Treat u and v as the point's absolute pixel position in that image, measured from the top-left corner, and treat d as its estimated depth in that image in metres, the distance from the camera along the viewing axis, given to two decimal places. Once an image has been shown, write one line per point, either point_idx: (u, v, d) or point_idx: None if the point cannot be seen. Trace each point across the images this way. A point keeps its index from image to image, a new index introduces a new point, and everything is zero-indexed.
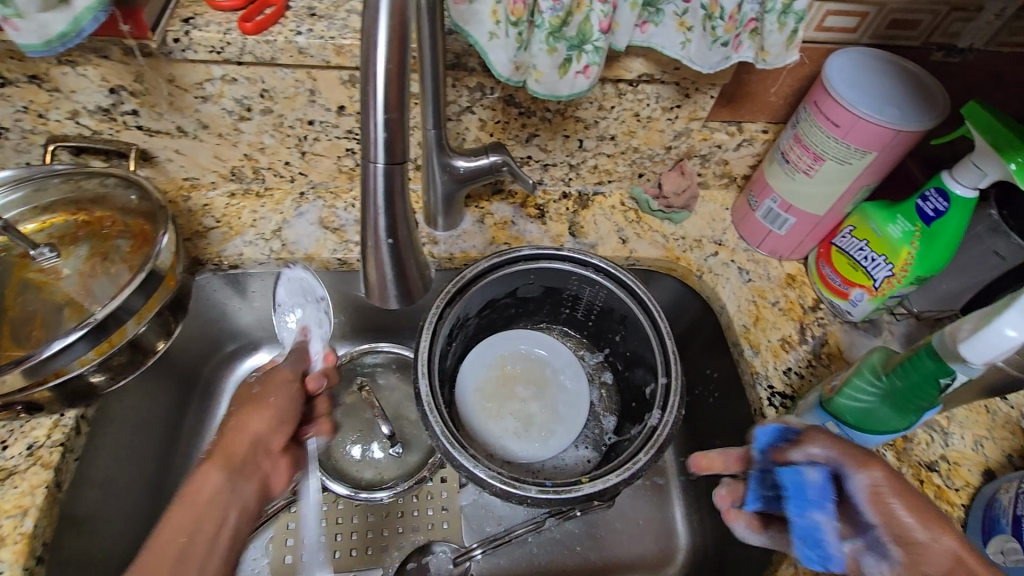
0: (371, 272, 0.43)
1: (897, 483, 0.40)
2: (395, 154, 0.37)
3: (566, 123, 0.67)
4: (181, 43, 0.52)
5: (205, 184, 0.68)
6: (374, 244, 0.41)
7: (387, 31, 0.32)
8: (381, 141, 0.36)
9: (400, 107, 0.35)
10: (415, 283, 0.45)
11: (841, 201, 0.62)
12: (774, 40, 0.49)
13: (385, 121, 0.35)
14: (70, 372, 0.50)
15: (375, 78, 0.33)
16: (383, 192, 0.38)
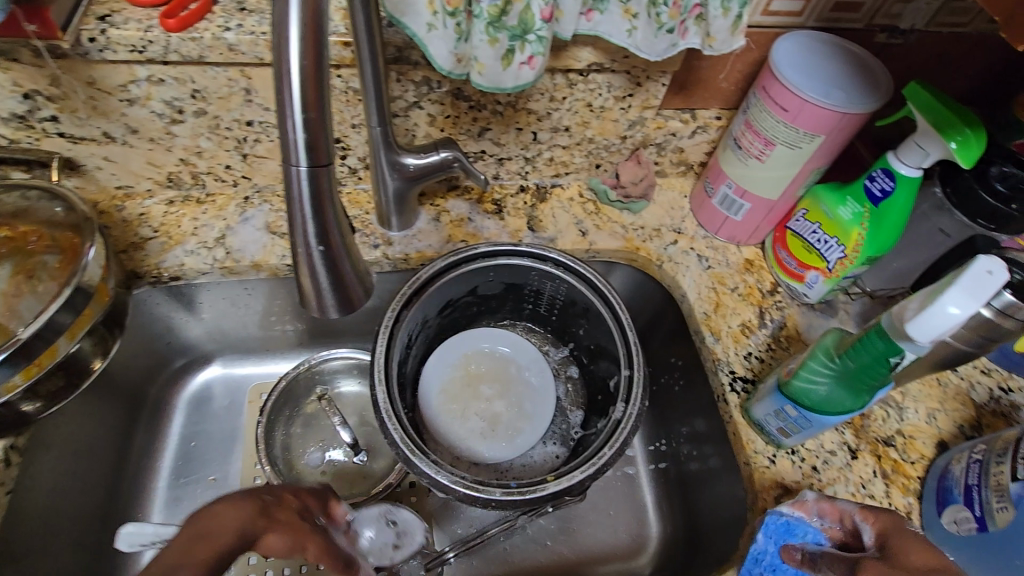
0: (305, 284, 0.40)
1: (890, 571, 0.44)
2: (318, 156, 0.35)
3: (518, 115, 0.65)
4: (97, 43, 0.48)
5: (140, 192, 0.64)
6: (304, 254, 0.38)
7: (300, 25, 0.30)
8: (301, 141, 0.34)
9: (320, 106, 0.33)
10: (354, 293, 0.42)
11: (793, 184, 0.62)
12: (720, 25, 0.49)
13: (303, 121, 0.33)
14: None
15: (289, 75, 0.31)
16: (309, 197, 0.35)
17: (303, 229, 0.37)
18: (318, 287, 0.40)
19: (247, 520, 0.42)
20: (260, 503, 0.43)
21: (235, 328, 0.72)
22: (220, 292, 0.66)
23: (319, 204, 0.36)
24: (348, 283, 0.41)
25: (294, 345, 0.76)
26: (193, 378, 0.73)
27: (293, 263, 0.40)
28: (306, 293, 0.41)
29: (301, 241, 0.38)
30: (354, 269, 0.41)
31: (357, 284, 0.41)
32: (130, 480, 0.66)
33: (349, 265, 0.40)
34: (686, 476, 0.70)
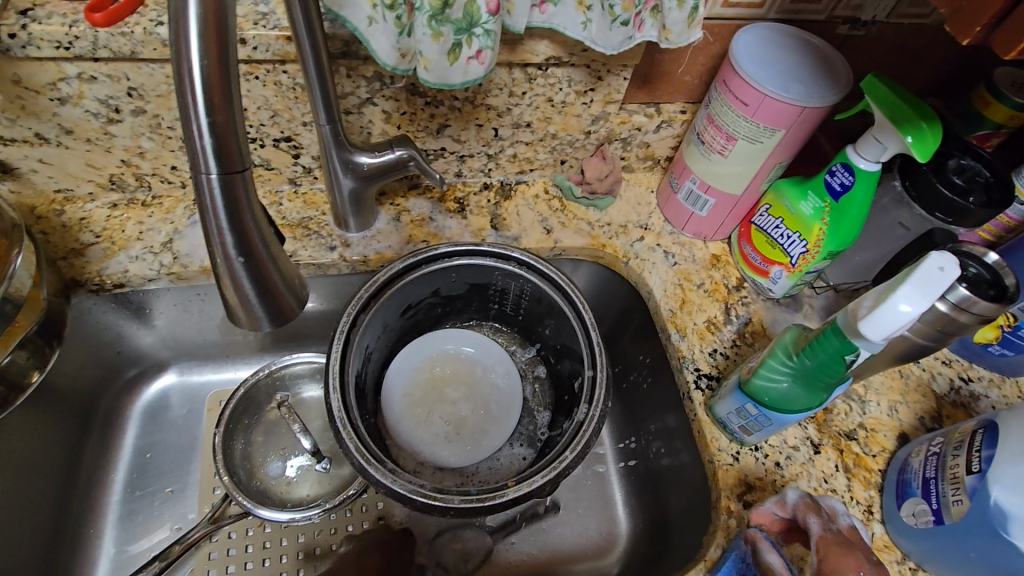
0: (230, 298, 0.38)
1: None
2: (231, 162, 0.33)
3: (477, 111, 0.63)
4: (19, 38, 0.45)
5: (81, 195, 0.61)
6: (225, 267, 0.36)
7: (200, 22, 0.29)
8: (209, 144, 0.32)
9: (228, 108, 0.31)
10: (284, 305, 0.39)
11: (756, 179, 0.62)
12: (675, 17, 0.48)
13: (212, 125, 0.31)
14: None
15: (190, 75, 0.30)
16: (224, 207, 0.33)
17: (220, 239, 0.35)
18: (245, 300, 0.38)
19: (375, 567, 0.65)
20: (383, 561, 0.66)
21: (191, 334, 0.69)
22: (172, 298, 0.63)
23: (235, 213, 0.34)
24: (277, 295, 0.39)
25: (256, 350, 0.74)
26: (149, 387, 0.70)
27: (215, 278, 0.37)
28: (233, 306, 0.38)
29: (219, 253, 0.35)
30: (283, 278, 0.39)
31: (287, 295, 0.39)
32: (81, 494, 0.63)
33: (278, 275, 0.38)
34: (655, 474, 0.70)
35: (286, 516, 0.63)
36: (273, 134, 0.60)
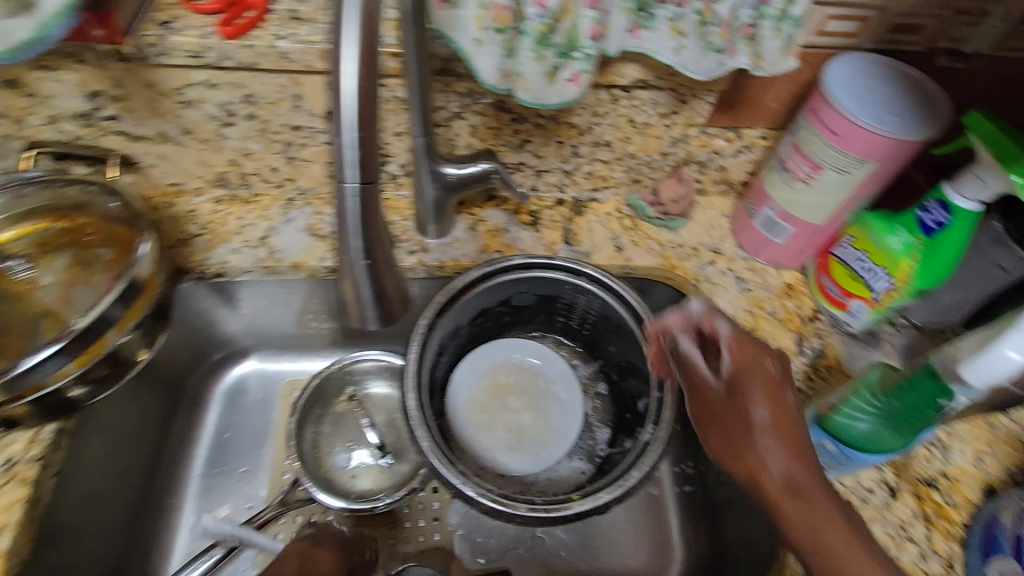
0: (347, 294, 0.41)
1: (767, 378, 0.51)
2: (369, 172, 0.36)
3: (560, 129, 0.65)
4: (158, 48, 0.50)
5: (191, 189, 0.66)
6: (349, 268, 0.39)
7: (357, 47, 0.32)
8: (353, 154, 0.34)
9: (372, 123, 0.34)
10: (392, 306, 0.41)
11: (840, 211, 0.60)
12: (771, 46, 0.48)
13: (358, 137, 0.34)
14: (46, 388, 0.48)
15: (344, 90, 0.33)
16: (356, 213, 0.36)
17: (347, 241, 0.37)
18: (360, 299, 0.40)
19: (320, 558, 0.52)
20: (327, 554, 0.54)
21: (271, 325, 0.73)
22: (261, 290, 0.68)
23: (367, 219, 0.37)
24: (389, 296, 0.41)
25: (329, 345, 0.77)
26: (230, 372, 0.75)
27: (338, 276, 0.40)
28: (346, 303, 0.41)
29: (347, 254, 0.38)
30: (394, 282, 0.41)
31: (397, 297, 0.42)
32: (166, 468, 0.68)
33: (390, 278, 0.41)
34: (714, 502, 0.69)
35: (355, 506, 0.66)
36: None
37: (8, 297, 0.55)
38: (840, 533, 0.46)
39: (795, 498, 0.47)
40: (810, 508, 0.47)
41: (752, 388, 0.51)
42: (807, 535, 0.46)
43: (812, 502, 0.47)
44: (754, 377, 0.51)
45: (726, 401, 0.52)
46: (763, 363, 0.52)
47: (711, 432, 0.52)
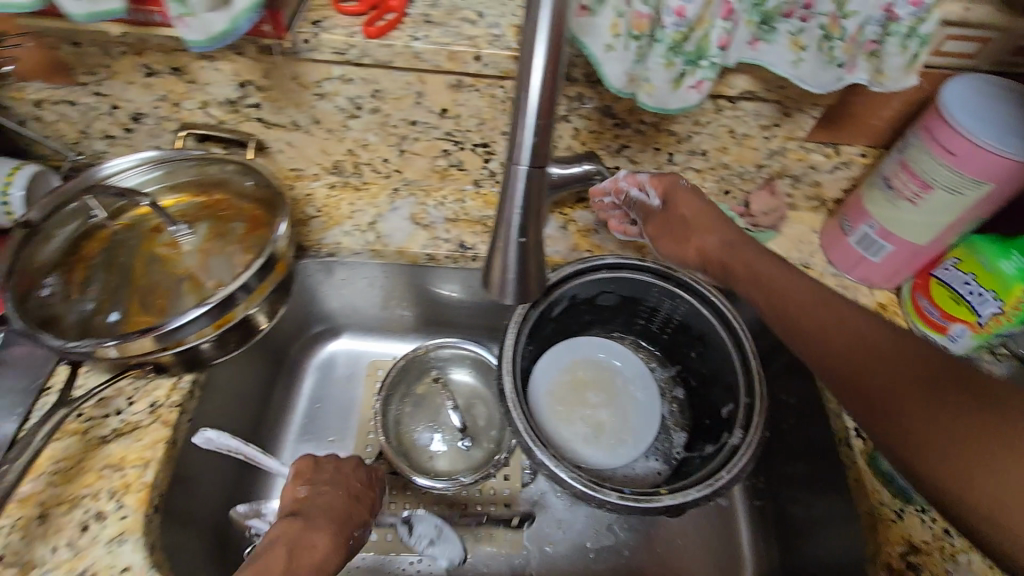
0: (492, 269, 0.39)
1: (694, 196, 0.62)
2: (540, 156, 0.34)
3: (659, 136, 0.67)
4: (309, 43, 0.55)
5: (309, 175, 0.72)
6: (503, 244, 0.37)
7: (548, 29, 0.30)
8: (531, 138, 0.33)
9: (551, 110, 0.33)
10: (532, 288, 0.40)
11: (946, 232, 0.59)
12: (894, 63, 0.48)
13: (535, 126, 0.33)
14: (187, 343, 0.53)
15: (531, 80, 0.32)
16: (524, 196, 0.35)
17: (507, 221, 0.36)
18: (506, 278, 0.39)
19: (305, 531, 0.52)
20: (306, 520, 0.53)
21: (366, 306, 0.78)
22: (362, 272, 0.73)
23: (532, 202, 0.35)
24: (531, 279, 0.40)
25: (414, 329, 0.82)
26: (324, 347, 0.80)
27: (487, 250, 0.39)
28: (491, 276, 0.40)
29: (504, 231, 0.37)
30: (539, 266, 0.40)
31: (537, 281, 0.40)
32: (268, 430, 0.73)
33: (536, 263, 0.39)
34: (788, 519, 0.69)
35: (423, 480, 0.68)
36: (474, 139, 0.67)
37: (156, 261, 0.59)
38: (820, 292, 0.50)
39: (751, 282, 0.56)
40: (825, 313, 0.48)
41: (686, 212, 0.62)
42: (778, 305, 0.52)
43: (774, 281, 0.54)
44: (686, 196, 0.62)
45: (677, 220, 0.63)
46: (680, 181, 0.63)
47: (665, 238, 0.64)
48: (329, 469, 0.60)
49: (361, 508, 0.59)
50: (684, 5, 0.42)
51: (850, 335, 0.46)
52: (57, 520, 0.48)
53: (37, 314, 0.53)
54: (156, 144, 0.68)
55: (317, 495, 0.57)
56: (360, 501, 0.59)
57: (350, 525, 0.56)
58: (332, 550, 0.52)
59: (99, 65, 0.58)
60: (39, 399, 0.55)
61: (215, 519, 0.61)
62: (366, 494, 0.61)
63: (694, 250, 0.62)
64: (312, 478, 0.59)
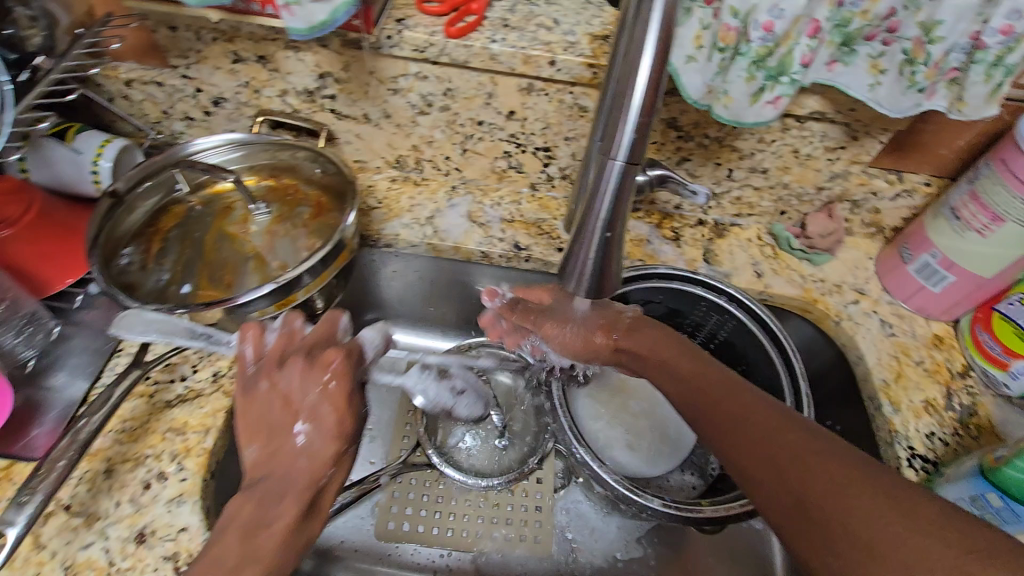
0: (572, 260, 0.40)
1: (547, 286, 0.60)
2: (634, 154, 0.35)
3: (721, 151, 0.67)
4: (392, 40, 0.57)
5: (371, 167, 0.74)
6: (587, 236, 0.38)
7: (658, 30, 0.31)
8: (629, 137, 0.34)
9: (652, 110, 0.33)
10: (608, 283, 0.40)
11: (1013, 266, 0.57)
12: (977, 90, 0.47)
13: (635, 125, 0.33)
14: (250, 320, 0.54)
15: (636, 81, 0.32)
16: (613, 192, 0.35)
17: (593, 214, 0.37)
18: (585, 269, 0.39)
19: (257, 515, 0.39)
20: (256, 501, 0.40)
21: (413, 299, 0.80)
22: (413, 265, 0.75)
23: (620, 199, 0.36)
24: (609, 275, 0.40)
25: (457, 327, 0.82)
26: None
27: (569, 240, 0.39)
28: (569, 267, 0.40)
29: (589, 224, 0.37)
30: (619, 263, 0.40)
31: (614, 277, 0.41)
32: None
33: (616, 259, 0.39)
34: None
35: (382, 374, 0.64)
36: (536, 143, 0.68)
37: (225, 239, 0.60)
38: (679, 349, 0.53)
39: (652, 361, 0.53)
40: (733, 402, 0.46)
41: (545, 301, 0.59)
42: (675, 384, 0.50)
43: (687, 367, 0.51)
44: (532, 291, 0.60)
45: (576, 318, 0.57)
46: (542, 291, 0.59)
47: (573, 343, 0.57)
48: (273, 404, 0.43)
49: (323, 442, 0.42)
50: (772, 20, 0.44)
51: (750, 417, 0.44)
52: (122, 476, 0.50)
53: (118, 280, 0.55)
54: (231, 128, 0.71)
55: (270, 450, 0.42)
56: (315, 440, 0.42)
57: (314, 473, 0.41)
58: (297, 525, 0.40)
59: (192, 49, 0.62)
60: (110, 360, 0.57)
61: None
62: (324, 416, 0.43)
63: (608, 346, 0.56)
64: (261, 424, 0.43)
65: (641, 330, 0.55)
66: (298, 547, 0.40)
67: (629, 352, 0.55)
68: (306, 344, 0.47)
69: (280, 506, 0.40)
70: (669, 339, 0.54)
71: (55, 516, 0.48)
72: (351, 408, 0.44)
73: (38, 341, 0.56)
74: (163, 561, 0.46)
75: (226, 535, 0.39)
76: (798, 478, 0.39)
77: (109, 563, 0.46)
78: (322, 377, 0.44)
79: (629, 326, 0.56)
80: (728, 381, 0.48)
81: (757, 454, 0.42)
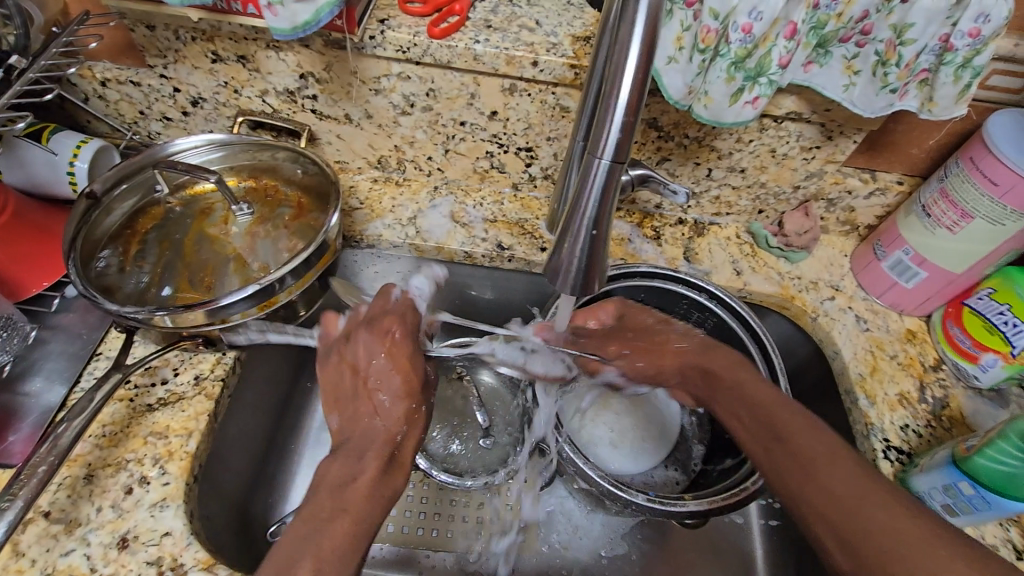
0: (558, 257, 0.40)
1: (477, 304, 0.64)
2: (619, 153, 0.35)
3: (700, 151, 0.68)
4: (375, 40, 0.57)
5: (353, 168, 0.74)
6: (573, 234, 0.38)
7: (643, 31, 0.31)
8: (615, 136, 0.34)
9: (637, 109, 0.33)
10: (593, 281, 0.40)
11: (983, 261, 0.59)
12: (945, 92, 0.48)
13: (622, 124, 0.33)
14: (233, 321, 0.53)
15: (621, 81, 0.32)
16: (599, 189, 0.35)
17: (580, 212, 0.37)
18: (570, 268, 0.39)
19: (345, 476, 0.46)
20: (342, 455, 0.48)
21: None
22: (397, 266, 0.75)
23: (605, 197, 0.36)
24: (594, 273, 0.40)
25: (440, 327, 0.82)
26: None
27: (555, 237, 0.39)
28: (555, 265, 0.40)
29: (575, 221, 0.37)
30: (605, 262, 0.40)
31: (600, 275, 0.41)
32: (295, 416, 0.74)
33: (601, 258, 0.39)
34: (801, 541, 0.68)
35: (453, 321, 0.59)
36: (519, 143, 0.69)
37: (205, 241, 0.59)
38: (751, 375, 0.57)
39: (725, 382, 0.57)
40: (788, 424, 0.51)
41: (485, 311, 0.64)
42: (743, 405, 0.55)
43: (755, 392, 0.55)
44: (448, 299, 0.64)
45: (642, 331, 0.63)
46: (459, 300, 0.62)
47: (641, 363, 0.64)
48: (346, 375, 0.53)
49: (396, 402, 0.51)
50: (752, 22, 0.45)
51: (811, 445, 0.48)
52: (103, 481, 0.49)
53: (96, 283, 0.54)
54: (210, 129, 0.70)
55: (349, 415, 0.52)
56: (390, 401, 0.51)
57: (391, 431, 0.50)
58: (380, 477, 0.46)
59: (170, 49, 0.61)
60: (88, 364, 0.56)
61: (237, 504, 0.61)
62: (391, 379, 0.52)
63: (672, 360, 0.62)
64: (340, 395, 0.53)
65: (714, 352, 0.59)
66: (386, 497, 0.46)
67: (699, 369, 0.60)
68: (367, 316, 0.57)
69: (364, 469, 0.46)
70: (745, 365, 0.58)
71: (35, 524, 0.47)
72: (413, 367, 0.54)
73: (14, 345, 0.54)
74: (146, 566, 0.46)
75: (317, 494, 0.45)
76: (838, 494, 0.44)
77: (91, 569, 0.45)
78: (385, 344, 0.54)
79: (700, 346, 0.60)
80: (793, 409, 0.52)
81: (819, 483, 0.46)
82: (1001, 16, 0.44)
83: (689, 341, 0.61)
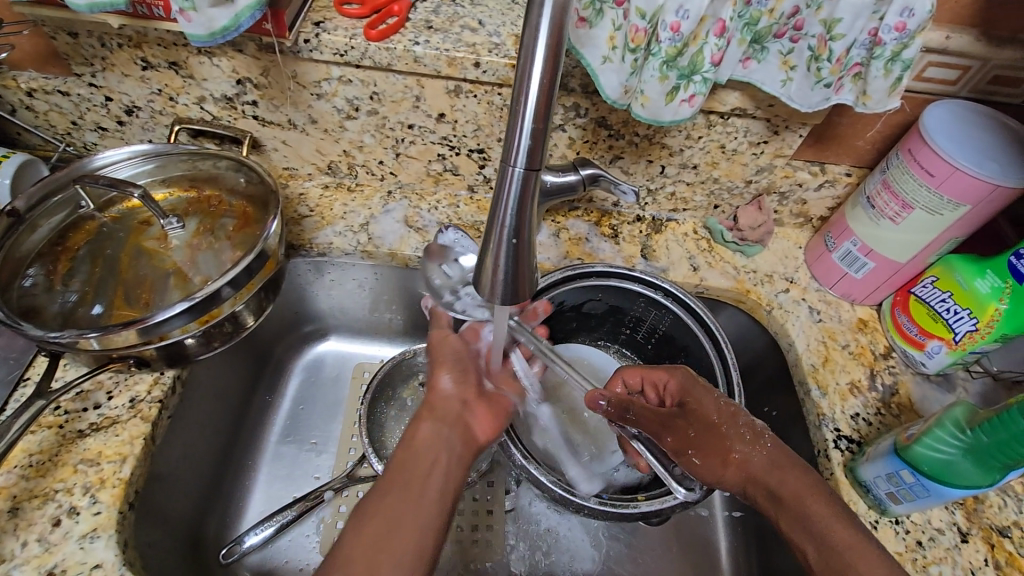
0: (485, 266, 0.39)
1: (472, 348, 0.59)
2: (534, 160, 0.35)
3: (652, 149, 0.68)
4: (310, 44, 0.55)
5: (302, 175, 0.72)
6: (495, 244, 0.37)
7: (547, 38, 0.31)
8: (526, 144, 0.33)
9: (547, 116, 0.33)
10: (522, 290, 0.40)
11: (925, 251, 0.60)
12: (878, 85, 0.49)
13: (532, 131, 0.33)
14: (171, 338, 0.51)
15: (528, 88, 0.32)
16: (516, 197, 0.35)
17: (500, 221, 0.36)
18: (497, 276, 0.38)
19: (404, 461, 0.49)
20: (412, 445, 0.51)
21: (354, 309, 0.78)
22: (353, 274, 0.73)
23: (524, 204, 0.36)
24: (522, 282, 0.39)
25: (400, 334, 0.81)
26: (311, 348, 0.80)
27: (481, 247, 0.39)
28: (482, 274, 0.39)
29: (496, 231, 0.37)
30: (532, 268, 0.39)
31: (529, 282, 0.40)
32: (249, 431, 0.72)
33: (527, 266, 0.39)
34: (765, 532, 0.68)
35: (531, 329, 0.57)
36: (470, 145, 0.68)
37: (142, 255, 0.57)
38: (821, 504, 0.48)
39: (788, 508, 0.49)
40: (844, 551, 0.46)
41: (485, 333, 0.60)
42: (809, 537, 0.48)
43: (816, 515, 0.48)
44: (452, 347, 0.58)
45: (700, 425, 0.54)
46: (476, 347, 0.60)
47: (695, 457, 0.52)
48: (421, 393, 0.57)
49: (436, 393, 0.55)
50: (679, 21, 0.44)
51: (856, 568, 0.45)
52: (29, 514, 0.47)
53: (18, 305, 0.51)
54: (148, 138, 0.67)
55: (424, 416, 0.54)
56: (448, 389, 0.56)
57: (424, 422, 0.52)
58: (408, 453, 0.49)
59: (96, 56, 0.58)
60: (16, 391, 0.54)
61: (184, 524, 0.60)
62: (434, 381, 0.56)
63: (735, 469, 0.52)
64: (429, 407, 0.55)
65: (786, 471, 0.51)
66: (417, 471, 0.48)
67: (761, 485, 0.51)
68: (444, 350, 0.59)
69: (408, 446, 0.50)
70: (819, 492, 0.49)
71: None
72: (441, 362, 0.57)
73: None
74: None
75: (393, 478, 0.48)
76: None
77: None
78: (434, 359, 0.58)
79: (770, 460, 0.51)
80: (868, 551, 0.46)
81: None
82: (925, 9, 0.44)
83: (760, 453, 0.51)
